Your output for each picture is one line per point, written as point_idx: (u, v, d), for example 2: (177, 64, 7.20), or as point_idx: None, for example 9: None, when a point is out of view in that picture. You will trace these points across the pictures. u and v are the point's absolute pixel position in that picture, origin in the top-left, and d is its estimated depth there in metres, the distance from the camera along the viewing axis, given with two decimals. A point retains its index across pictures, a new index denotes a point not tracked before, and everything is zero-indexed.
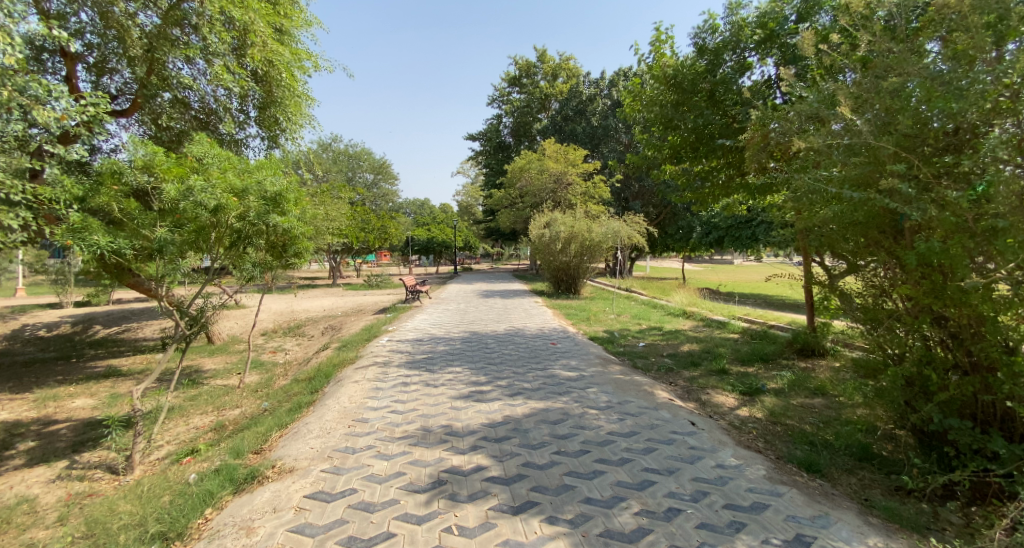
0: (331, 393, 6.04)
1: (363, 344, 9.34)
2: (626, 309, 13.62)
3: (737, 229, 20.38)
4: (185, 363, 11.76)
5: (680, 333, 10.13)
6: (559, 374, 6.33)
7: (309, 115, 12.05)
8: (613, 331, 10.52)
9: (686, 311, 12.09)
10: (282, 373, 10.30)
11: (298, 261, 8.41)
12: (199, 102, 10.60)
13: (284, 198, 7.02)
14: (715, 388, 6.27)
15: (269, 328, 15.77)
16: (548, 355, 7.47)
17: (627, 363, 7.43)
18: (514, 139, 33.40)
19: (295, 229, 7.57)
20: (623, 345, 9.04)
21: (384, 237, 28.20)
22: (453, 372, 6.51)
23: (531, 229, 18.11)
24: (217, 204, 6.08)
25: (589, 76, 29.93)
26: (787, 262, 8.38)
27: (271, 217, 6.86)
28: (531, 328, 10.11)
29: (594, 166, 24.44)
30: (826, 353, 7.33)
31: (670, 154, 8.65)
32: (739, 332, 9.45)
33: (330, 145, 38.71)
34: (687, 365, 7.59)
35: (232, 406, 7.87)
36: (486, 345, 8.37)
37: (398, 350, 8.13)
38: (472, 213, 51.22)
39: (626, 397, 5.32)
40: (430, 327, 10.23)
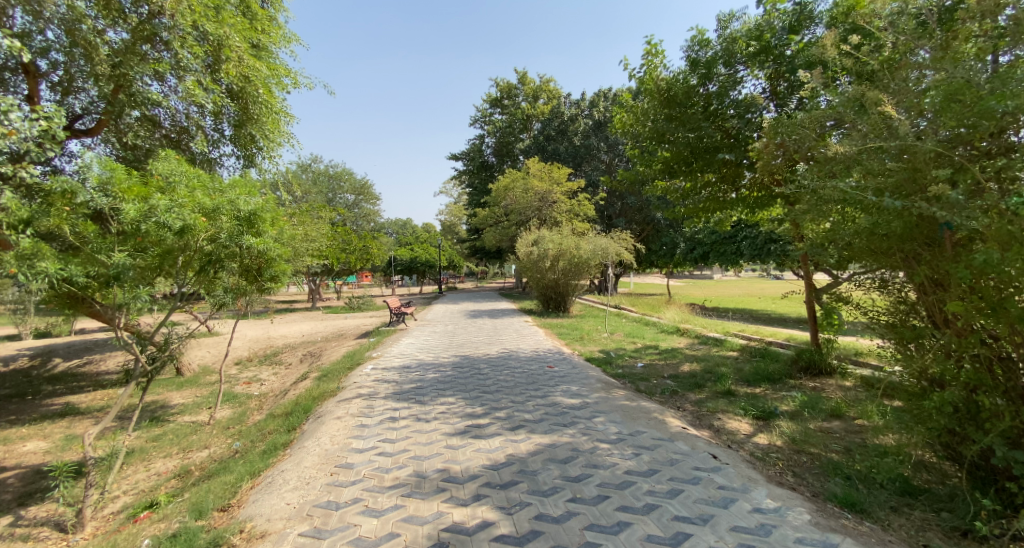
0: (311, 432, 5.47)
1: (345, 372, 8.75)
2: (618, 327, 13.25)
3: (721, 245, 19.80)
4: (151, 399, 11.01)
5: (678, 352, 9.77)
6: (560, 402, 5.86)
7: (286, 134, 11.45)
8: (609, 351, 10.09)
9: (681, 329, 11.75)
10: (258, 406, 9.63)
11: (273, 287, 7.83)
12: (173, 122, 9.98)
13: (259, 218, 6.50)
14: (726, 411, 5.86)
15: (244, 356, 15.00)
16: (546, 381, 7.01)
17: (629, 386, 6.99)
18: (497, 159, 33.27)
19: (271, 252, 7.03)
20: (621, 367, 8.62)
21: (366, 258, 27.50)
22: (446, 404, 6.00)
23: (518, 247, 17.71)
24: (184, 225, 5.55)
25: (571, 96, 30.02)
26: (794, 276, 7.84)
27: (244, 238, 6.33)
28: (524, 351, 9.63)
29: (579, 184, 24.27)
30: (833, 373, 6.93)
31: (663, 170, 8.34)
32: (739, 349, 9.10)
33: (310, 166, 38.20)
34: (692, 386, 7.18)
35: (200, 448, 7.34)
36: (478, 371, 7.84)
37: (383, 379, 7.56)
38: (455, 232, 50.88)
39: (637, 428, 4.87)
40: (416, 352, 9.66)
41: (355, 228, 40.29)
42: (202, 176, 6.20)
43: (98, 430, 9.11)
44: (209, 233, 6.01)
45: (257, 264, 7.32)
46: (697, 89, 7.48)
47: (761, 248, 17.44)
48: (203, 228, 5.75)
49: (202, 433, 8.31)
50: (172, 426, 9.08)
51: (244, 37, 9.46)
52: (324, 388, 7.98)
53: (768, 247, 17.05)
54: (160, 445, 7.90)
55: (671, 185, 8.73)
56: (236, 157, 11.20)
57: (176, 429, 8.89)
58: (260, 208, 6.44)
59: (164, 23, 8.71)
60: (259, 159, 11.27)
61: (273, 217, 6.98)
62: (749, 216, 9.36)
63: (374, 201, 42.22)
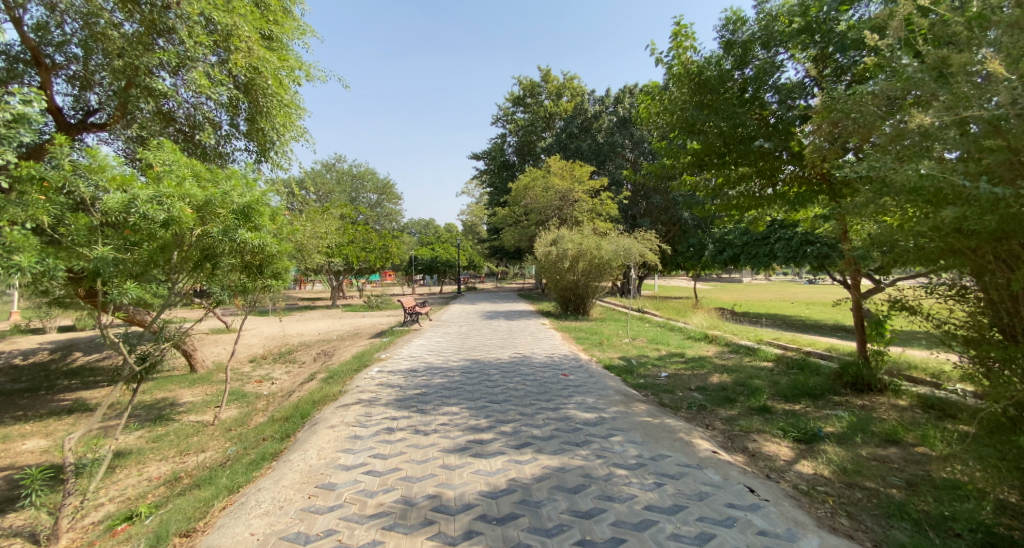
0: (301, 443, 5.05)
1: (350, 375, 8.34)
2: (642, 332, 12.58)
3: (753, 246, 18.78)
4: (160, 397, 10.86)
5: (705, 361, 9.09)
6: (574, 416, 5.30)
7: (299, 129, 11.09)
8: (630, 359, 9.47)
9: (708, 335, 11.04)
10: (263, 408, 9.31)
11: (275, 285, 7.48)
12: (190, 122, 9.73)
13: (254, 211, 6.13)
14: (762, 432, 5.22)
15: (259, 354, 14.81)
16: (559, 391, 6.46)
17: (652, 400, 6.39)
18: (519, 158, 32.79)
19: (269, 247, 6.66)
20: (644, 377, 8.00)
21: (386, 258, 27.28)
22: (449, 414, 5.51)
23: (537, 247, 17.15)
24: (169, 217, 5.18)
25: (595, 94, 29.32)
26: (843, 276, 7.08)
27: (238, 233, 5.96)
28: (539, 356, 9.08)
29: (602, 183, 23.60)
30: (884, 389, 6.20)
31: (693, 164, 7.69)
32: (773, 360, 8.38)
33: (333, 165, 38.47)
34: (722, 400, 6.53)
35: (196, 452, 7.03)
36: (487, 377, 7.33)
37: (387, 383, 7.12)
38: (477, 232, 50.62)
39: (660, 451, 4.29)
40: (426, 355, 9.20)
41: (377, 227, 40.30)
42: (195, 164, 5.85)
43: (102, 428, 8.91)
44: (199, 225, 5.65)
45: (259, 260, 6.98)
46: (733, 73, 6.83)
47: (796, 250, 16.47)
48: (191, 220, 5.38)
49: (203, 435, 8.00)
50: (175, 426, 8.82)
51: (255, 26, 9.12)
52: (326, 391, 7.59)
53: (804, 249, 16.07)
54: (159, 446, 7.62)
55: (702, 180, 8.07)
56: (249, 152, 10.94)
57: (178, 429, 8.61)
58: (256, 200, 6.07)
59: (175, 14, 8.47)
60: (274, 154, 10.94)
61: (272, 212, 6.61)
62: (789, 214, 8.62)
63: (396, 201, 42.16)
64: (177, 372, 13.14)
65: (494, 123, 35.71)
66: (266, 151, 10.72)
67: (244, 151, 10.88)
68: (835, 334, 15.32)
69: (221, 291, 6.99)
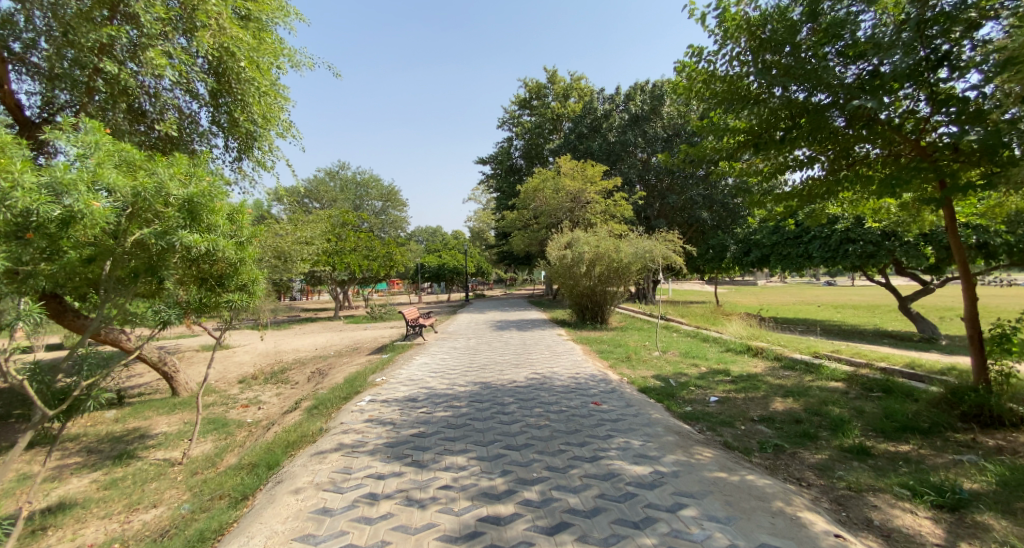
0: (251, 519, 3.73)
1: (338, 405, 7.01)
2: (672, 344, 11.16)
3: (784, 246, 16.98)
4: (133, 428, 9.62)
5: (757, 379, 7.68)
6: (620, 473, 3.96)
7: (285, 121, 9.75)
8: (667, 379, 8.06)
9: (753, 347, 9.61)
10: (241, 442, 7.99)
11: (244, 302, 6.10)
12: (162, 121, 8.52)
13: (196, 205, 4.78)
14: (878, 492, 3.84)
15: (250, 373, 13.53)
16: (594, 429, 5.10)
17: (713, 440, 5.00)
18: (526, 161, 31.59)
19: (223, 253, 5.28)
20: (690, 404, 6.59)
21: (390, 266, 25.96)
22: (453, 470, 4.17)
23: (549, 251, 15.78)
24: (68, 213, 3.91)
25: (604, 92, 28.04)
26: (961, 267, 5.37)
27: (174, 235, 4.65)
28: (560, 377, 7.70)
29: (615, 182, 22.22)
30: (1019, 424, 4.78)
31: (748, 143, 6.33)
32: (845, 380, 6.92)
33: (338, 173, 37.70)
34: (800, 438, 5.14)
35: (147, 508, 5.72)
36: (501, 408, 5.98)
37: (378, 419, 5.79)
38: (484, 239, 49.35)
39: (758, 538, 2.97)
40: (427, 378, 7.84)
41: (381, 234, 39.09)
42: (127, 149, 4.58)
43: (57, 468, 7.63)
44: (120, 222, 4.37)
45: (215, 268, 5.64)
46: (801, 26, 5.46)
47: (834, 249, 14.86)
48: (104, 218, 4.08)
49: (164, 481, 6.66)
50: (138, 466, 7.50)
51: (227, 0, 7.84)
52: (307, 426, 6.25)
53: (845, 249, 14.44)
54: (111, 494, 6.35)
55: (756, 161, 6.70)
56: (229, 149, 9.65)
57: (139, 470, 7.30)
58: (200, 193, 4.72)
59: None
60: (259, 152, 9.58)
61: (224, 207, 5.24)
62: (863, 198, 7.14)
63: (401, 207, 40.77)
64: (157, 396, 11.85)
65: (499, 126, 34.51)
66: (249, 148, 9.39)
67: (225, 148, 9.62)
68: (884, 344, 13.72)
69: (165, 309, 5.62)
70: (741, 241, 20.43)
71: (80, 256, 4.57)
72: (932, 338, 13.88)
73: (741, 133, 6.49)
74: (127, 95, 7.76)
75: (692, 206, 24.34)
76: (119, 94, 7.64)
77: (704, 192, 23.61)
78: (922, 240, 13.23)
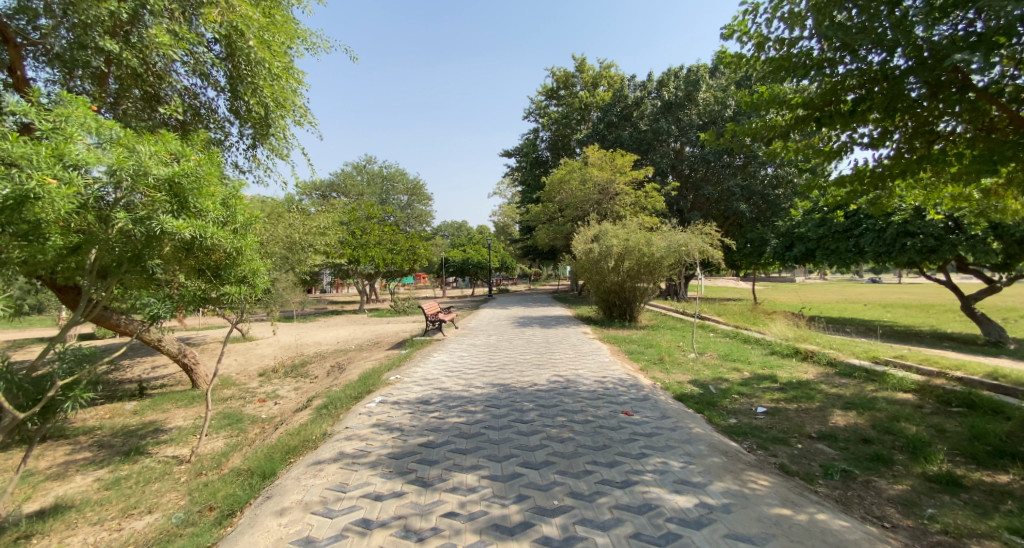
0: (226, 545, 3.23)
1: (347, 406, 6.53)
2: (709, 345, 10.36)
3: (832, 241, 15.73)
4: (148, 422, 9.42)
5: (810, 388, 6.87)
6: (660, 505, 3.31)
7: (301, 107, 9.30)
8: (706, 385, 7.32)
9: (801, 350, 8.75)
10: (250, 441, 7.62)
11: (246, 297, 5.67)
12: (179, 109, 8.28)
13: (181, 188, 4.34)
14: (984, 540, 3.10)
15: (270, 366, 13.30)
16: (626, 443, 4.46)
17: (767, 462, 4.28)
18: (553, 153, 30.78)
19: (217, 241, 4.82)
20: (735, 416, 5.85)
21: (414, 259, 25.58)
22: (461, 493, 3.58)
23: (575, 244, 15.06)
24: (22, 193, 3.48)
25: (635, 79, 26.90)
26: None
27: (155, 220, 4.22)
28: (587, 380, 7.06)
29: (646, 173, 21.25)
30: None
31: (808, 119, 5.57)
32: (916, 393, 6.07)
33: (364, 166, 37.67)
34: (871, 462, 4.38)
35: (142, 515, 5.32)
36: (519, 415, 5.38)
37: (386, 424, 5.26)
38: (509, 233, 48.61)
39: None
40: (443, 378, 7.29)
41: (407, 228, 38.87)
42: (108, 125, 4.15)
43: (65, 463, 7.39)
44: (90, 203, 3.96)
45: (213, 259, 5.24)
46: None
47: (890, 243, 13.67)
48: (66, 198, 3.67)
49: (167, 483, 6.28)
50: (145, 464, 7.19)
51: None
52: (311, 429, 5.78)
53: (901, 243, 13.26)
54: (111, 496, 6.03)
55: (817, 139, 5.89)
56: (245, 137, 9.29)
57: (145, 468, 6.97)
58: (182, 173, 4.27)
59: None
60: (275, 139, 9.17)
61: (217, 191, 4.80)
62: (940, 181, 6.22)
63: (426, 201, 40.26)
64: (178, 389, 11.69)
65: (526, 117, 33.74)
66: (264, 135, 8.99)
67: (243, 137, 9.26)
68: (944, 347, 12.54)
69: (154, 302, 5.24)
70: (782, 235, 19.21)
71: (64, 244, 4.24)
72: (1001, 342, 12.59)
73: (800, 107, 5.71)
74: (137, 77, 7.46)
75: (728, 198, 23.14)
76: (131, 78, 7.39)
77: (741, 183, 22.40)
78: (992, 234, 12.01)
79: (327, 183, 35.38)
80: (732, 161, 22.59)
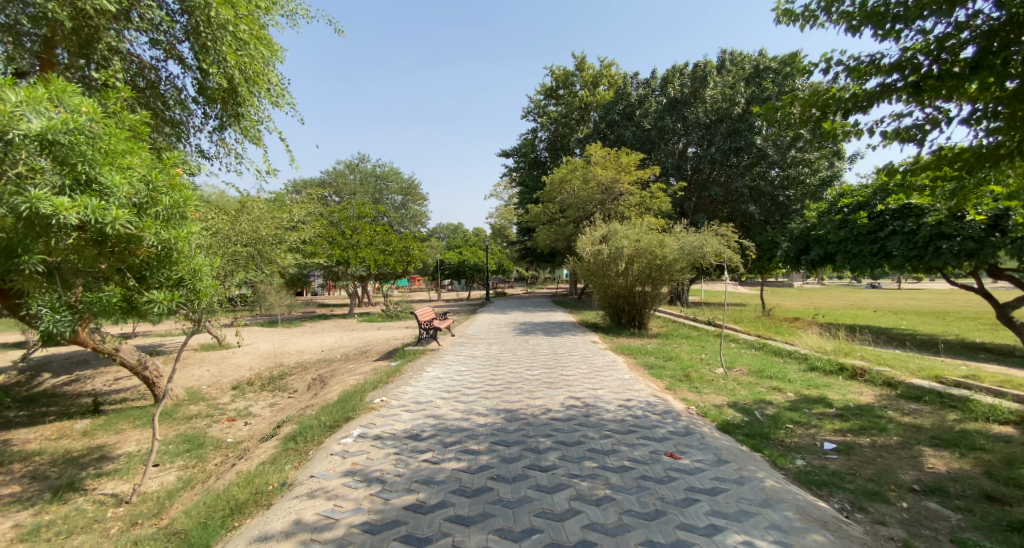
0: None
1: (320, 438, 5.33)
2: (737, 359, 9.26)
3: (854, 243, 14.62)
4: (95, 446, 8.16)
5: (878, 417, 5.79)
6: None
7: (278, 87, 8.09)
8: (750, 410, 6.22)
9: (851, 369, 7.67)
10: (207, 475, 6.37)
11: (186, 307, 4.59)
12: (129, 82, 7.01)
13: (65, 151, 3.69)
14: None
15: (245, 378, 12.03)
16: (682, 510, 3.30)
17: (883, 538, 3.14)
18: (551, 154, 29.74)
19: (126, 229, 3.88)
20: (802, 456, 4.70)
21: (407, 261, 24.26)
22: None
23: (581, 245, 13.83)
24: None
25: (638, 76, 25.81)
26: None
27: (24, 197, 3.53)
28: (611, 405, 5.92)
29: (652, 172, 20.17)
30: None
31: (895, 85, 4.48)
32: (1016, 428, 5.03)
33: (358, 165, 36.61)
34: (1017, 535, 3.26)
35: None
36: (535, 458, 4.22)
37: (363, 472, 4.06)
38: (505, 236, 47.29)
39: None
40: (437, 401, 6.12)
41: (400, 229, 37.48)
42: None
43: None
44: None
45: (139, 256, 4.27)
46: None
47: (922, 247, 12.59)
48: None
49: (91, 536, 5.01)
50: (75, 505, 5.93)
51: None
52: (269, 472, 4.55)
53: (935, 246, 12.18)
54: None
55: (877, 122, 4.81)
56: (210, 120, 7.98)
57: (73, 512, 5.73)
58: (56, 127, 3.62)
59: None
60: (247, 119, 7.94)
61: (129, 163, 4.00)
62: None
63: (421, 201, 38.88)
64: (138, 404, 10.41)
65: (524, 116, 32.67)
66: (235, 115, 7.80)
67: (210, 120, 7.97)
68: (983, 359, 11.37)
69: (45, 309, 4.16)
70: (795, 238, 18.17)
71: None
72: None
73: (874, 77, 4.65)
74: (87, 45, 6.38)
75: (736, 199, 22.10)
76: (75, 46, 6.31)
77: (750, 183, 21.36)
78: None
79: (318, 182, 34.08)
80: (741, 160, 21.57)
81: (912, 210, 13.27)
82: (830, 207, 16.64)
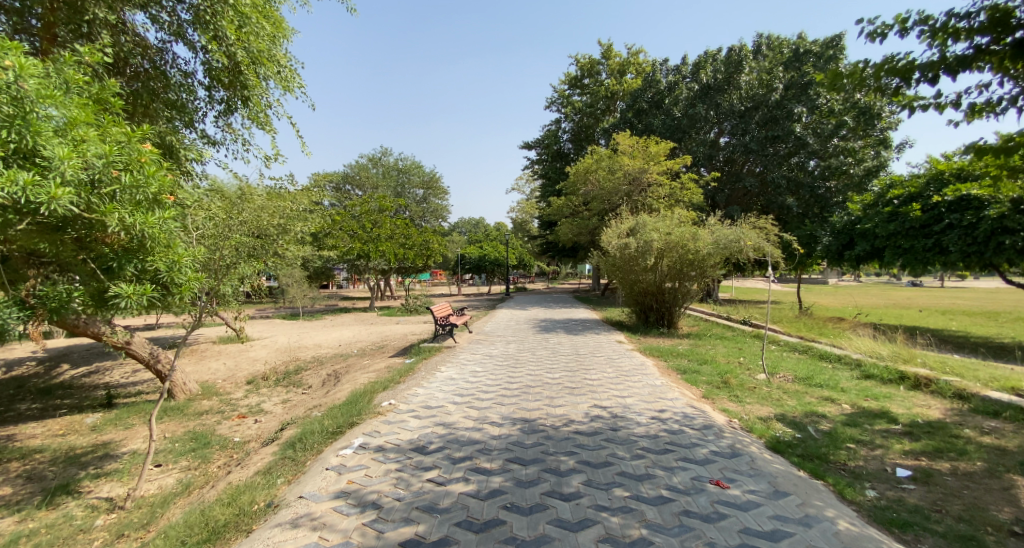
0: None
1: (318, 446, 4.83)
2: (779, 362, 8.46)
3: (905, 238, 13.52)
4: (101, 442, 7.88)
5: (955, 436, 5.01)
6: None
7: (287, 69, 7.60)
8: (801, 424, 5.49)
9: (914, 378, 6.83)
10: (206, 479, 5.97)
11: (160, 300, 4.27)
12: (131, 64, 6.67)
13: None
14: None
15: (260, 373, 11.72)
16: None
17: None
18: (575, 145, 28.90)
19: (79, 206, 3.62)
20: (871, 486, 3.98)
21: (427, 255, 23.86)
22: None
23: (607, 239, 13.06)
24: None
25: (667, 62, 24.71)
26: None
27: None
28: (643, 415, 5.27)
29: (682, 162, 19.21)
30: None
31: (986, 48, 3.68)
32: None
33: (380, 158, 36.44)
34: None
35: None
36: (556, 483, 3.62)
37: (357, 494, 3.53)
38: (528, 230, 46.54)
39: None
40: (448, 406, 5.57)
41: (421, 222, 37.14)
42: None
43: None
44: None
45: (108, 245, 4.07)
46: None
47: (982, 242, 11.51)
48: None
49: None
50: (68, 508, 5.58)
51: None
52: (258, 486, 4.05)
53: (997, 241, 11.12)
54: None
55: (962, 94, 4.00)
56: (220, 105, 7.54)
57: (63, 517, 5.39)
58: None
59: None
60: (255, 104, 7.48)
61: (83, 136, 3.66)
62: None
63: (444, 194, 38.51)
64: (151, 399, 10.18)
65: (548, 107, 31.87)
66: (242, 98, 7.35)
67: (219, 105, 7.54)
68: None
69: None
70: (838, 232, 17.05)
71: None
72: None
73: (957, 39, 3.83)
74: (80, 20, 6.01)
75: (771, 191, 20.95)
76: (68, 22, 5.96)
77: (787, 174, 20.19)
78: None
79: (341, 175, 33.98)
80: (777, 149, 20.40)
81: (972, 201, 12.13)
82: (877, 199, 15.48)
